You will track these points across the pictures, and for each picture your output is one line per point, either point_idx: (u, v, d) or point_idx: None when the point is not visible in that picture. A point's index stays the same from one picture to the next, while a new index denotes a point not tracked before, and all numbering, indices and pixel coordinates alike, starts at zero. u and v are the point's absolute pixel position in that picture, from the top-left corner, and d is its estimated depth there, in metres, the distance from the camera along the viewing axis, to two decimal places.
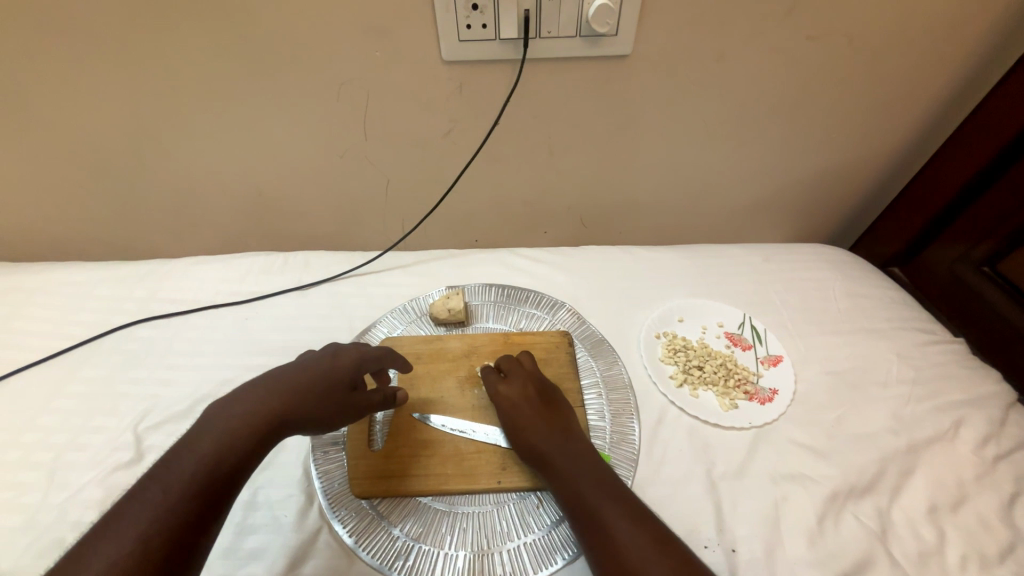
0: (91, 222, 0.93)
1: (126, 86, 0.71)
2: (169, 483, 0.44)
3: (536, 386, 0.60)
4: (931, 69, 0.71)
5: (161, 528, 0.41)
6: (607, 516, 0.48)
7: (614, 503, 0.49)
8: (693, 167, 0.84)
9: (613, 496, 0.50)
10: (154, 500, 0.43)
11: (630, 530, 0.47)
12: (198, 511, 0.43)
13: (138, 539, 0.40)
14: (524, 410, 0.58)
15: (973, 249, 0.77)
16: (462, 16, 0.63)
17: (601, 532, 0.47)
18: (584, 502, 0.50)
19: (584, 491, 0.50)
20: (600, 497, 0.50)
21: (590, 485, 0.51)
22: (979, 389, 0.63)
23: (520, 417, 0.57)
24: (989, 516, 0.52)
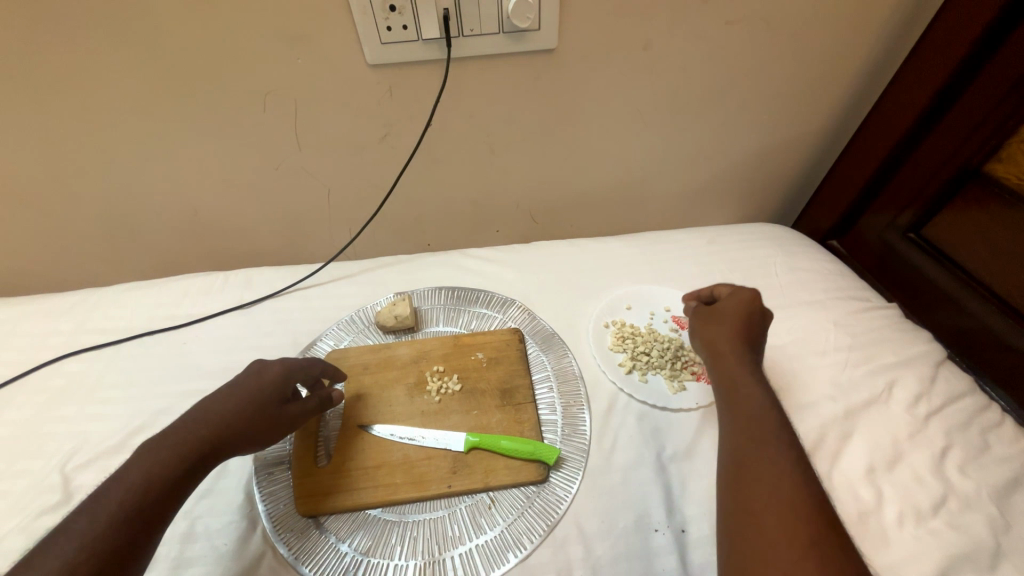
0: (14, 254, 0.88)
1: (32, 108, 0.67)
2: (98, 512, 0.41)
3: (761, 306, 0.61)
4: (846, 46, 0.73)
5: (87, 556, 0.39)
6: (758, 424, 0.49)
7: (757, 415, 0.50)
8: (633, 156, 0.85)
9: (768, 410, 0.51)
10: (80, 530, 0.40)
11: (775, 441, 0.47)
12: (128, 538, 0.41)
13: (64, 567, 0.38)
14: (739, 321, 0.59)
15: (898, 218, 0.81)
16: (381, 18, 0.62)
17: (747, 436, 0.49)
18: (748, 409, 0.51)
19: (756, 402, 0.51)
20: (767, 408, 0.51)
21: (769, 397, 0.52)
22: (911, 350, 0.66)
23: (725, 325, 0.59)
24: (923, 471, 0.54)
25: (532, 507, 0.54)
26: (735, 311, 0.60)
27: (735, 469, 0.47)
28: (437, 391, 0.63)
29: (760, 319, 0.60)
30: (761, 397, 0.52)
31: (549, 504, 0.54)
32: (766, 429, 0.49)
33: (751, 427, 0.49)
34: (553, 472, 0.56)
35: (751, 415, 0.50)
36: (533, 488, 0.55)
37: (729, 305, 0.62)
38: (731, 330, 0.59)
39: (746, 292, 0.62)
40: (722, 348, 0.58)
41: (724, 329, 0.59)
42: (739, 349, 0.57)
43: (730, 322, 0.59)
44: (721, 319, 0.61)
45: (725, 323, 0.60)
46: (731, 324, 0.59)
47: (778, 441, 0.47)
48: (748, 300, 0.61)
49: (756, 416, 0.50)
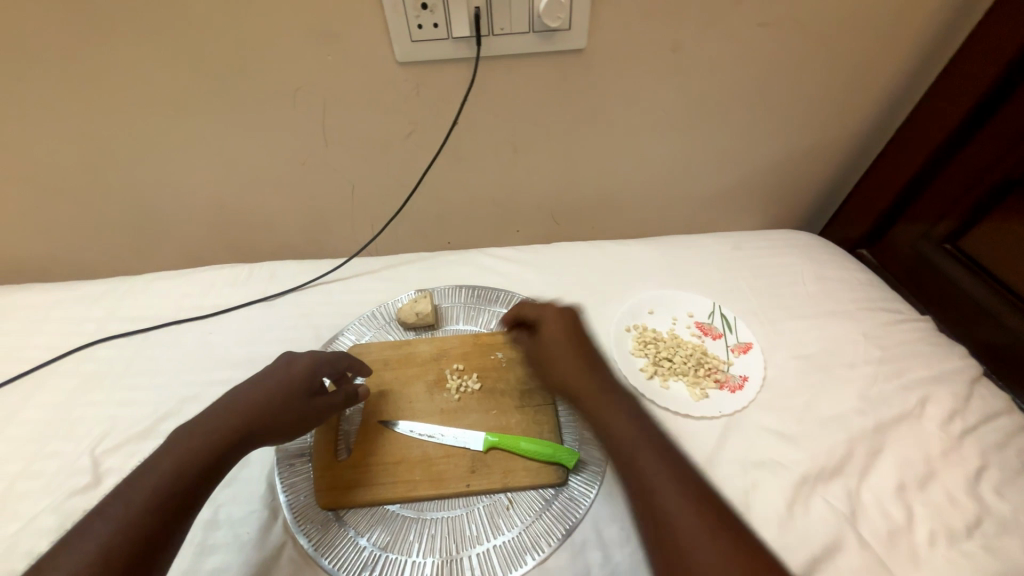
0: (49, 242, 0.90)
1: (72, 100, 0.69)
2: (133, 497, 0.42)
3: (571, 326, 0.59)
4: (883, 51, 0.71)
5: (122, 540, 0.40)
6: (650, 472, 0.45)
7: (648, 458, 0.45)
8: (658, 159, 0.84)
9: (650, 448, 0.46)
10: (115, 515, 0.41)
11: (672, 486, 0.43)
12: (161, 523, 0.42)
13: (101, 551, 0.39)
14: (565, 351, 0.56)
15: (933, 228, 0.79)
16: (412, 16, 0.62)
17: (644, 490, 0.44)
18: (626, 451, 0.46)
19: (628, 443, 0.47)
20: (644, 448, 0.46)
21: (632, 433, 0.47)
22: (945, 365, 0.64)
23: (560, 356, 0.56)
24: (956, 491, 0.52)
25: (550, 510, 0.53)
26: (554, 341, 0.58)
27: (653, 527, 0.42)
28: (456, 390, 0.63)
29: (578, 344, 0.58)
30: (637, 434, 0.47)
31: (568, 508, 0.53)
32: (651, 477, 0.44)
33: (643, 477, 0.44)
34: (573, 476, 0.56)
35: (641, 462, 0.45)
36: (552, 491, 0.55)
37: (555, 330, 0.59)
38: (575, 359, 0.56)
39: (555, 317, 0.60)
40: (571, 382, 0.54)
41: (569, 359, 0.56)
42: (587, 379, 0.53)
43: (561, 353, 0.56)
44: (552, 351, 0.57)
45: (558, 355, 0.56)
46: (565, 355, 0.56)
47: (667, 490, 0.43)
48: (559, 331, 0.58)
49: (647, 461, 0.45)
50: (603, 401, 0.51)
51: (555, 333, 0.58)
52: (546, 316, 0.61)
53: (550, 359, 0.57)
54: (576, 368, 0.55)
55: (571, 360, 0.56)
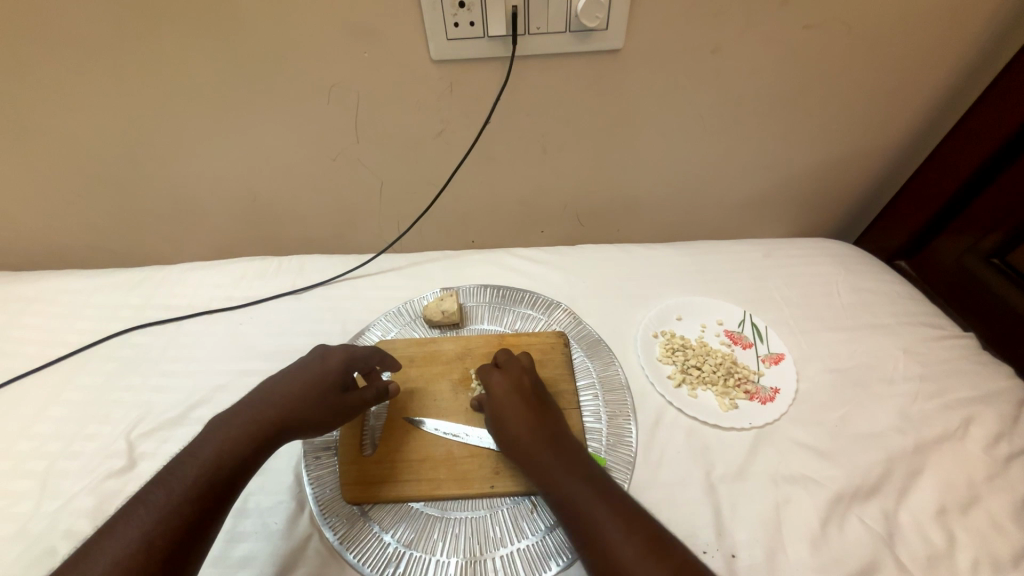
0: (88, 229, 0.93)
1: (116, 92, 0.71)
2: (173, 485, 0.44)
3: (531, 379, 0.60)
4: (934, 55, 0.69)
5: (163, 528, 0.41)
6: (602, 523, 0.46)
7: (598, 509, 0.47)
8: (690, 162, 0.83)
9: (599, 499, 0.48)
10: (157, 501, 0.42)
11: (624, 536, 0.44)
12: (199, 512, 0.43)
13: (144, 537, 0.40)
14: (517, 405, 0.56)
15: (980, 241, 0.76)
16: (449, 13, 0.62)
17: (597, 542, 0.45)
18: (576, 505, 0.48)
19: (577, 496, 0.48)
20: (593, 500, 0.47)
21: (583, 487, 0.49)
22: (990, 385, 0.61)
23: (508, 412, 0.56)
24: (1002, 518, 0.50)
25: None
26: (507, 395, 0.57)
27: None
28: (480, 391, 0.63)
29: (533, 396, 0.58)
30: (586, 485, 0.49)
31: None
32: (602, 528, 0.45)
33: (595, 528, 0.46)
34: None
35: (593, 514, 0.46)
36: None
37: (499, 390, 0.58)
38: (530, 414, 0.55)
39: (519, 368, 0.61)
40: (523, 438, 0.53)
41: (521, 414, 0.55)
42: (535, 434, 0.54)
43: (513, 409, 0.56)
44: (505, 405, 0.56)
45: (511, 409, 0.56)
46: (518, 409, 0.56)
47: (616, 540, 0.44)
48: (512, 384, 0.58)
49: (598, 513, 0.46)
50: (548, 458, 0.51)
51: (515, 386, 0.58)
52: (511, 367, 0.61)
53: (502, 416, 0.56)
54: (528, 422, 0.55)
55: (524, 412, 0.55)
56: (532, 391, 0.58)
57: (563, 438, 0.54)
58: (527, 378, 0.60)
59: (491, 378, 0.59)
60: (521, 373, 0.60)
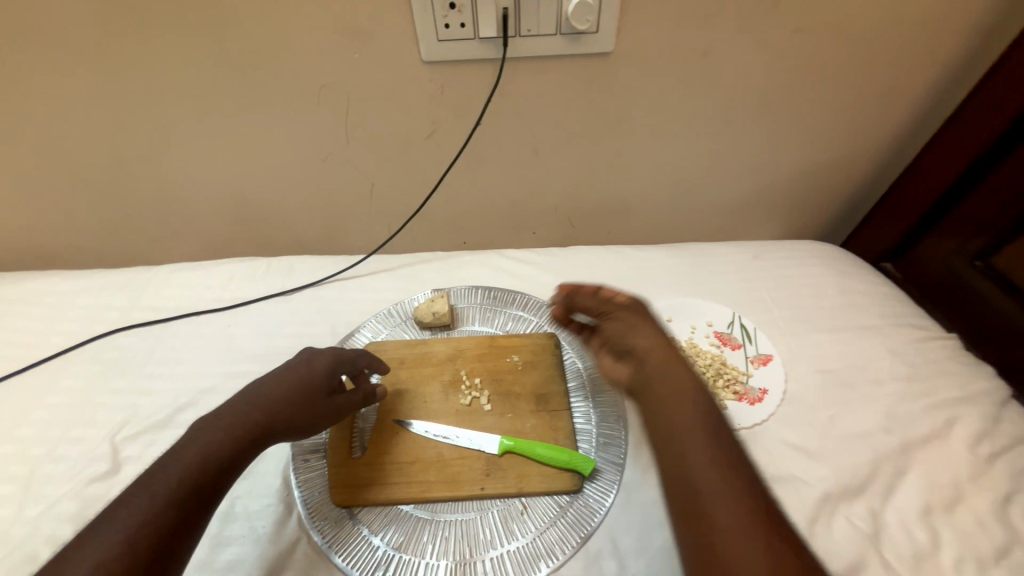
0: (72, 230, 0.92)
1: (101, 91, 0.70)
2: (156, 489, 0.43)
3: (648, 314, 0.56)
4: (918, 61, 0.70)
5: (146, 532, 0.40)
6: (707, 469, 0.42)
7: (705, 451, 0.43)
8: (681, 165, 0.83)
9: (712, 444, 0.43)
10: (140, 505, 0.42)
11: (727, 485, 0.41)
12: (183, 516, 0.42)
13: (126, 540, 0.40)
14: (648, 332, 0.53)
15: (967, 244, 0.77)
16: (440, 15, 0.62)
17: (694, 484, 0.42)
18: (682, 444, 0.44)
19: (684, 434, 0.44)
20: (707, 442, 0.44)
21: (698, 426, 0.45)
22: (974, 386, 0.62)
23: (640, 334, 0.53)
24: (985, 516, 0.51)
25: (565, 517, 0.53)
26: (641, 322, 0.54)
27: (682, 502, 0.42)
28: (469, 395, 0.62)
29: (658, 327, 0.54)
30: (691, 411, 0.45)
31: (583, 515, 0.53)
32: (690, 460, 0.43)
33: (680, 457, 0.43)
34: (589, 484, 0.55)
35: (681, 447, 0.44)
36: (567, 498, 0.54)
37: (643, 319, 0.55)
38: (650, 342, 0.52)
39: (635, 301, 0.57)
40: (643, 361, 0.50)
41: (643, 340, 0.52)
42: (665, 358, 0.50)
43: (646, 333, 0.53)
44: (637, 329, 0.54)
45: (646, 331, 0.53)
46: (652, 335, 0.52)
47: (698, 473, 0.42)
48: (632, 311, 0.56)
49: (685, 445, 0.44)
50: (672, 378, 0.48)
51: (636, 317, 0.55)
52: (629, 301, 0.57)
53: (632, 335, 0.53)
54: (661, 346, 0.51)
55: (658, 339, 0.52)
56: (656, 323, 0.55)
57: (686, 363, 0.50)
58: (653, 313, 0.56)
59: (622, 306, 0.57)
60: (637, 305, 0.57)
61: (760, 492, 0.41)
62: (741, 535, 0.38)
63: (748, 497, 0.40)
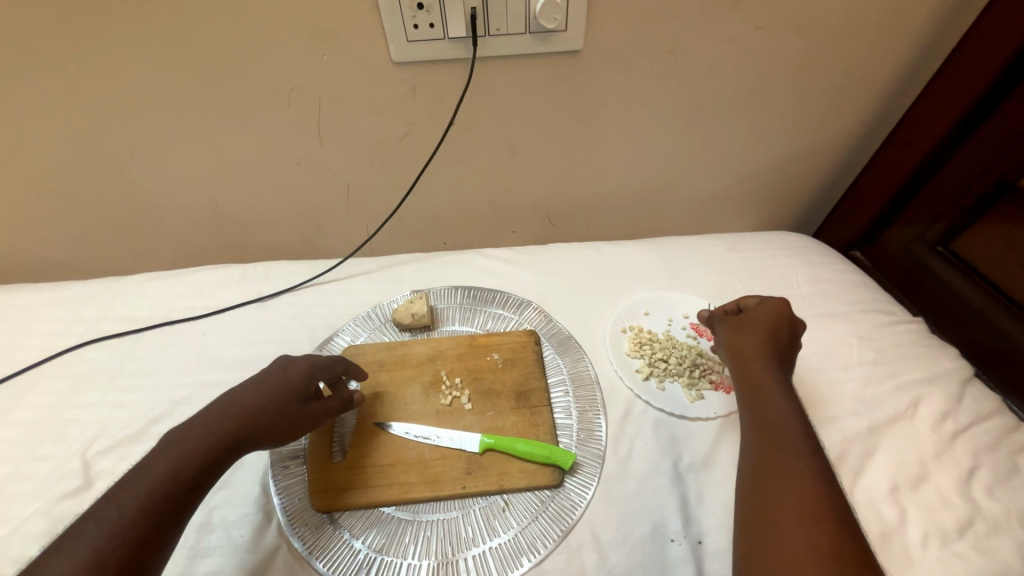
0: (37, 241, 0.89)
1: (63, 98, 0.68)
2: (127, 501, 0.42)
3: (790, 313, 0.60)
4: (877, 54, 0.72)
5: (116, 545, 0.40)
6: (777, 441, 0.48)
7: (770, 430, 0.50)
8: (655, 160, 0.84)
9: (777, 424, 0.50)
10: (111, 519, 0.41)
11: (791, 451, 0.47)
12: (155, 528, 0.42)
13: (95, 554, 0.39)
14: (758, 332, 0.59)
15: (926, 231, 0.79)
16: (408, 16, 0.62)
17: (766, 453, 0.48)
18: (765, 425, 0.51)
19: (765, 418, 0.51)
20: (777, 420, 0.50)
21: (782, 411, 0.51)
22: (938, 367, 0.65)
23: (750, 335, 0.59)
24: (949, 492, 0.53)
25: (546, 512, 0.53)
26: (758, 322, 0.60)
27: (752, 480, 0.47)
28: (448, 396, 0.62)
29: (791, 330, 0.59)
30: (774, 401, 0.52)
31: (564, 509, 0.53)
32: (791, 444, 0.48)
33: (777, 443, 0.48)
34: (569, 478, 0.56)
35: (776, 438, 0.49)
36: (548, 493, 0.55)
37: (762, 313, 0.61)
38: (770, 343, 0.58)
39: (777, 303, 0.62)
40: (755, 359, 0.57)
41: (763, 341, 0.58)
42: (753, 357, 0.57)
43: (751, 331, 0.60)
44: (751, 327, 0.61)
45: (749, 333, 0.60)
46: (756, 335, 0.59)
47: (799, 455, 0.46)
48: (773, 310, 0.60)
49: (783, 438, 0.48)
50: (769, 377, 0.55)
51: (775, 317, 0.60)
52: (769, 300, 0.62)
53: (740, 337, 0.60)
54: (762, 345, 0.58)
55: (762, 338, 0.58)
56: (789, 324, 0.60)
57: (782, 367, 0.57)
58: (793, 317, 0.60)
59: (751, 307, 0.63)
60: (781, 305, 0.61)
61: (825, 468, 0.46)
62: (795, 495, 0.44)
63: (808, 465, 0.46)
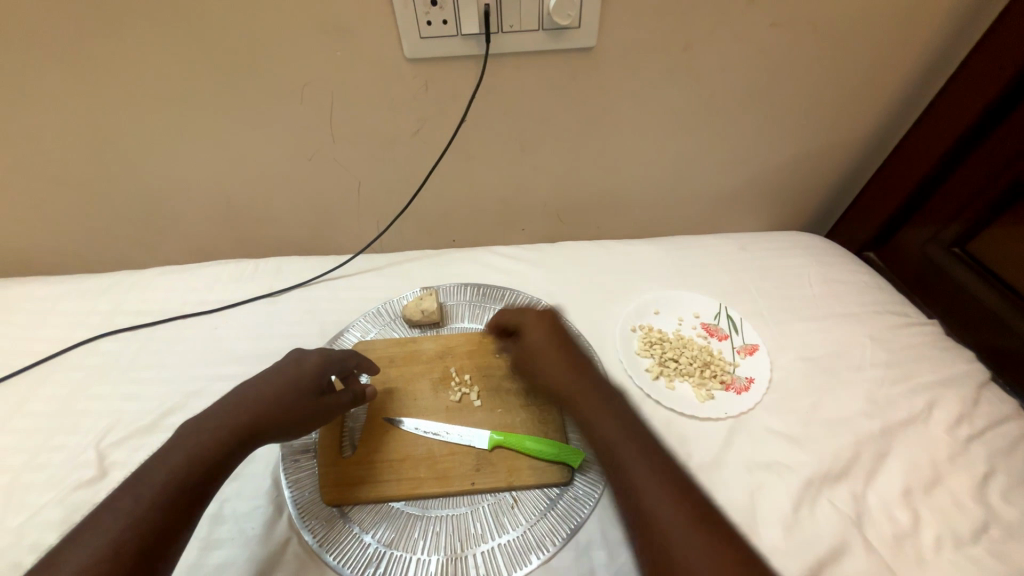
0: (53, 234, 0.90)
1: (80, 93, 0.69)
2: (143, 491, 0.43)
3: (557, 334, 0.61)
4: (895, 52, 0.71)
5: (133, 534, 0.40)
6: (635, 467, 0.47)
7: (631, 450, 0.48)
8: (666, 159, 0.84)
9: (630, 444, 0.49)
10: (128, 508, 0.42)
11: (654, 478, 0.46)
12: (171, 519, 0.42)
13: (113, 543, 0.40)
14: (553, 357, 0.58)
15: (942, 231, 0.78)
16: (422, 12, 0.62)
17: (629, 483, 0.46)
18: (615, 451, 0.49)
19: (611, 440, 0.50)
20: (629, 447, 0.49)
21: (620, 433, 0.50)
22: (953, 369, 0.64)
23: (546, 356, 0.58)
24: (963, 496, 0.52)
25: (554, 509, 0.53)
26: (544, 348, 0.59)
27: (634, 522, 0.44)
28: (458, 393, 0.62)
29: (575, 352, 0.59)
30: (609, 422, 0.51)
31: (573, 507, 0.53)
32: (657, 470, 0.47)
33: (631, 473, 0.47)
34: (578, 476, 0.56)
35: (629, 462, 0.47)
36: (556, 491, 0.55)
37: (537, 339, 0.60)
38: (569, 368, 0.57)
39: (544, 325, 0.62)
40: (562, 385, 0.56)
41: (561, 367, 0.57)
42: (572, 379, 0.56)
43: (553, 362, 0.58)
44: (541, 354, 0.59)
45: (549, 361, 0.58)
46: (554, 363, 0.58)
47: (656, 481, 0.45)
48: (543, 336, 0.60)
49: (635, 461, 0.47)
50: (599, 405, 0.53)
51: (545, 343, 0.59)
52: (534, 326, 0.62)
53: (541, 367, 0.58)
54: (566, 367, 0.57)
55: (558, 360, 0.58)
56: (564, 345, 0.60)
57: (596, 392, 0.55)
58: (559, 330, 0.62)
59: (523, 342, 0.61)
60: (543, 333, 0.61)
61: (690, 499, 0.44)
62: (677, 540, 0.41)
63: (674, 497, 0.44)
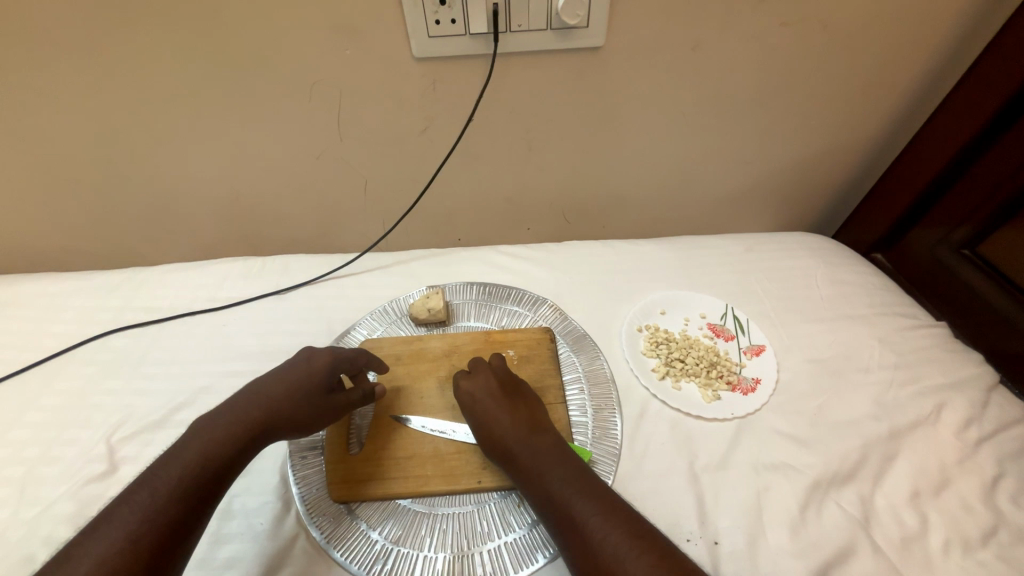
0: (63, 231, 0.91)
1: (91, 91, 0.70)
2: (157, 486, 0.43)
3: (504, 379, 0.60)
4: (906, 52, 0.70)
5: (149, 528, 0.41)
6: (585, 518, 0.46)
7: (579, 501, 0.47)
8: (673, 158, 0.84)
9: (580, 493, 0.48)
10: (142, 503, 0.42)
11: (604, 528, 0.45)
12: (185, 512, 0.43)
13: (129, 536, 0.40)
14: (493, 409, 0.56)
15: (952, 233, 0.78)
16: (431, 11, 0.62)
17: (581, 538, 0.45)
18: (561, 503, 0.48)
19: (561, 493, 0.48)
20: (575, 496, 0.48)
21: (566, 484, 0.49)
22: (962, 372, 0.63)
23: (488, 412, 0.56)
24: (972, 500, 0.52)
25: None
26: (483, 401, 0.57)
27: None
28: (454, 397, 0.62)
29: (516, 401, 0.57)
30: (556, 476, 0.50)
31: None
32: (608, 519, 0.46)
33: (585, 528, 0.45)
34: None
35: (574, 508, 0.47)
36: None
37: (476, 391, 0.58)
38: (508, 417, 0.55)
39: (487, 371, 0.60)
40: (500, 438, 0.54)
41: (502, 414, 0.55)
42: (514, 430, 0.54)
43: (493, 414, 0.56)
44: (483, 401, 0.57)
45: (490, 411, 0.56)
46: (497, 410, 0.56)
47: (609, 535, 0.44)
48: (478, 390, 0.58)
49: (577, 506, 0.47)
50: (542, 457, 0.51)
51: (488, 392, 0.58)
52: (481, 372, 0.60)
53: (485, 423, 0.55)
54: (508, 420, 0.55)
55: (498, 408, 0.56)
56: (506, 391, 0.58)
57: (533, 440, 0.53)
58: (506, 377, 0.60)
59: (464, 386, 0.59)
60: (489, 380, 0.59)
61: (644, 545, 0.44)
62: None
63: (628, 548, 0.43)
